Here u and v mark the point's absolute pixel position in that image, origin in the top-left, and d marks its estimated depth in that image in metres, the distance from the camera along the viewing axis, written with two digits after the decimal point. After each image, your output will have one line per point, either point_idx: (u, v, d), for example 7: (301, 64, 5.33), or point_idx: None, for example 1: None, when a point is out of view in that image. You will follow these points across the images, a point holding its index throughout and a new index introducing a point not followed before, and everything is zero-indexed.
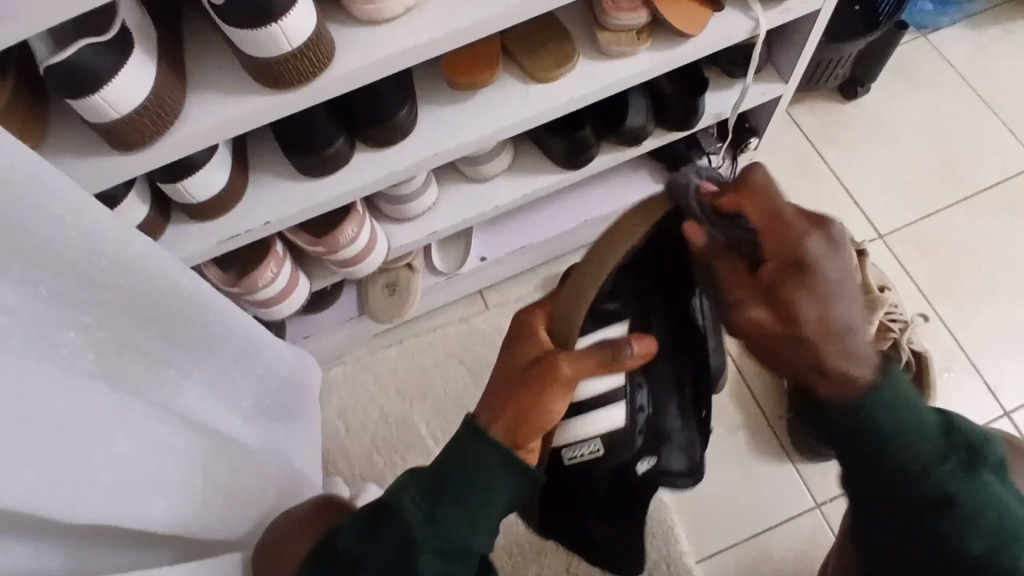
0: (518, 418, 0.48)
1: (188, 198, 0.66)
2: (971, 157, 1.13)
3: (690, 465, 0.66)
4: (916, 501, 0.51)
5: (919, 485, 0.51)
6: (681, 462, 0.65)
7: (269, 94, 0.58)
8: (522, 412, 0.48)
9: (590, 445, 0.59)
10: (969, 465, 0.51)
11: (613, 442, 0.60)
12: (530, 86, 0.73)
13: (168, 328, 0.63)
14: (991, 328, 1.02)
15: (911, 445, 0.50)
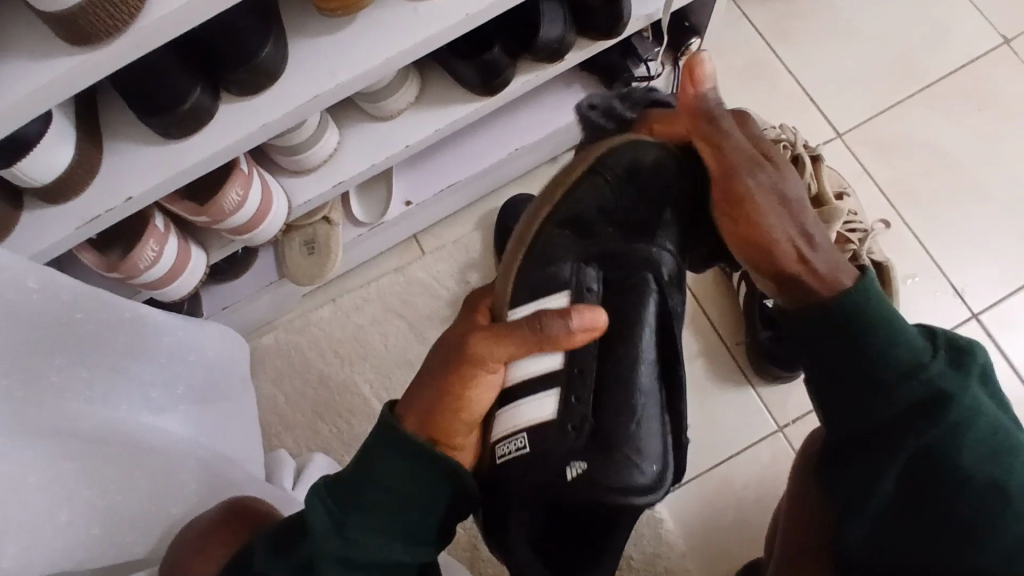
0: (442, 405, 0.49)
1: (32, 181, 0.57)
2: (936, 38, 1.03)
3: (655, 479, 0.56)
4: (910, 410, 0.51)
5: (900, 401, 0.50)
6: (645, 471, 0.55)
7: (87, 48, 0.47)
8: (445, 395, 0.48)
9: (517, 442, 0.57)
10: (956, 369, 0.51)
11: (548, 441, 0.57)
12: (421, 3, 0.62)
13: (47, 339, 0.55)
14: (957, 226, 0.96)
15: (887, 333, 0.50)
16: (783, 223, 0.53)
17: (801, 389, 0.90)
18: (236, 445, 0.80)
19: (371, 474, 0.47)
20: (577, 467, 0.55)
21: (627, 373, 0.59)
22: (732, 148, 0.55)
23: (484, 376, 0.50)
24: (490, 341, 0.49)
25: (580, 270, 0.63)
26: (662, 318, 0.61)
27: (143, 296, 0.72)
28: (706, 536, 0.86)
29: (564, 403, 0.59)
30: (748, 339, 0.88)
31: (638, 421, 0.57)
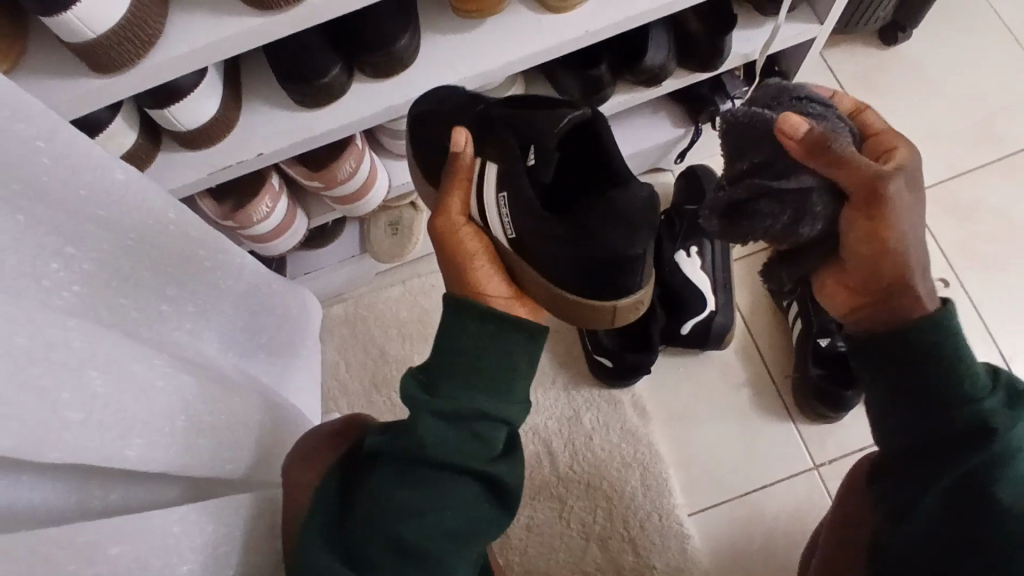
0: (458, 276, 0.55)
1: (177, 125, 0.63)
2: (1017, 113, 1.05)
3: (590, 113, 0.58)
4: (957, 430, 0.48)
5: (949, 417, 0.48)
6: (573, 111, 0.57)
7: (259, 13, 0.54)
8: (453, 259, 0.55)
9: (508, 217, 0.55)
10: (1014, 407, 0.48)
11: (522, 190, 0.54)
12: (544, 17, 0.68)
13: (163, 265, 0.61)
14: (1015, 296, 0.98)
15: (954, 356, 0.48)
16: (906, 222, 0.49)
17: (843, 433, 0.92)
18: (300, 400, 0.85)
19: (454, 336, 0.51)
20: (530, 153, 0.57)
21: (527, 106, 0.59)
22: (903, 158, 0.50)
23: (456, 225, 0.55)
24: (443, 215, 0.55)
25: (492, 126, 0.58)
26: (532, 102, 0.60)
27: (248, 246, 0.79)
28: (730, 560, 0.88)
29: (503, 156, 0.56)
30: (797, 375, 0.91)
31: (556, 113, 0.57)
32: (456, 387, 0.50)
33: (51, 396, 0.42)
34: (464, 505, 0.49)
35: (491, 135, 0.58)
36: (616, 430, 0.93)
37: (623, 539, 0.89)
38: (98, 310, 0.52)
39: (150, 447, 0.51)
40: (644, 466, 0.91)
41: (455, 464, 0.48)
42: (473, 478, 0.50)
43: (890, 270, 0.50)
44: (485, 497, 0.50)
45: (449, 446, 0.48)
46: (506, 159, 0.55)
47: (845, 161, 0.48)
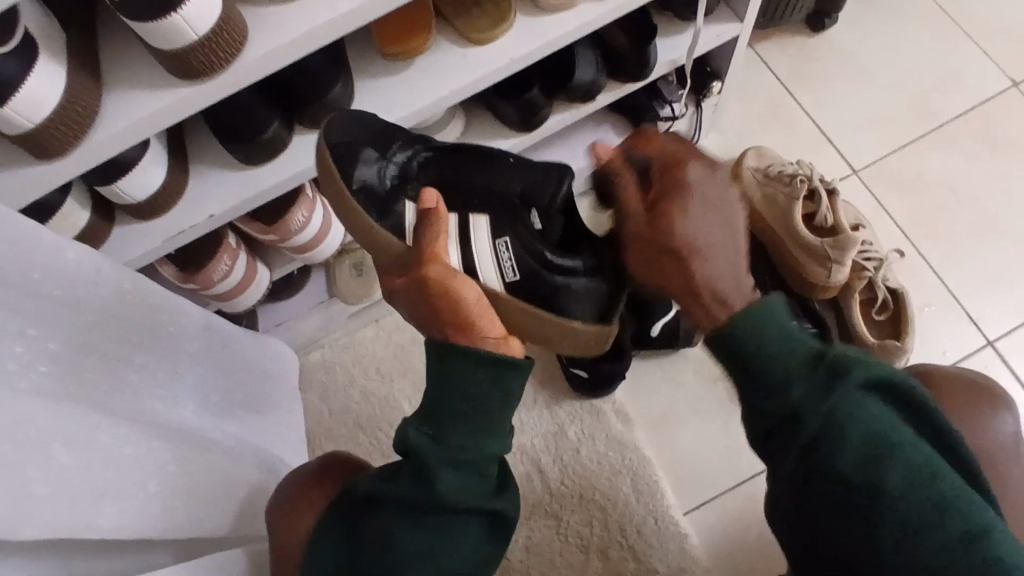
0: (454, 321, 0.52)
1: (127, 199, 0.65)
2: (945, 81, 1.09)
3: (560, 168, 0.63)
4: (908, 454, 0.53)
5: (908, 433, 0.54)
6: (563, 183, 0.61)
7: (190, 84, 0.56)
8: (443, 306, 0.52)
9: (509, 271, 0.58)
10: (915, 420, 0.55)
11: (529, 250, 0.59)
12: (469, 50, 0.71)
13: (127, 335, 0.62)
14: (969, 256, 1.01)
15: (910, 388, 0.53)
16: (708, 234, 0.50)
17: None
18: (285, 449, 0.86)
19: (453, 387, 0.52)
20: (536, 215, 0.62)
21: (493, 166, 0.63)
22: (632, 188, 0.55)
23: (451, 273, 0.53)
24: (433, 264, 0.53)
25: (475, 193, 0.61)
26: (489, 156, 0.63)
27: (213, 306, 0.80)
28: (730, 555, 0.89)
29: (500, 218, 0.59)
30: None
31: (547, 178, 0.61)
32: (466, 439, 0.52)
33: (21, 475, 0.43)
34: (470, 540, 0.53)
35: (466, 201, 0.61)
36: (602, 441, 0.94)
37: (623, 547, 0.89)
38: (71, 384, 0.54)
39: (127, 515, 0.52)
40: (633, 472, 0.92)
41: (465, 508, 0.52)
42: (475, 513, 0.53)
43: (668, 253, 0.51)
44: (484, 528, 0.54)
45: (461, 493, 0.52)
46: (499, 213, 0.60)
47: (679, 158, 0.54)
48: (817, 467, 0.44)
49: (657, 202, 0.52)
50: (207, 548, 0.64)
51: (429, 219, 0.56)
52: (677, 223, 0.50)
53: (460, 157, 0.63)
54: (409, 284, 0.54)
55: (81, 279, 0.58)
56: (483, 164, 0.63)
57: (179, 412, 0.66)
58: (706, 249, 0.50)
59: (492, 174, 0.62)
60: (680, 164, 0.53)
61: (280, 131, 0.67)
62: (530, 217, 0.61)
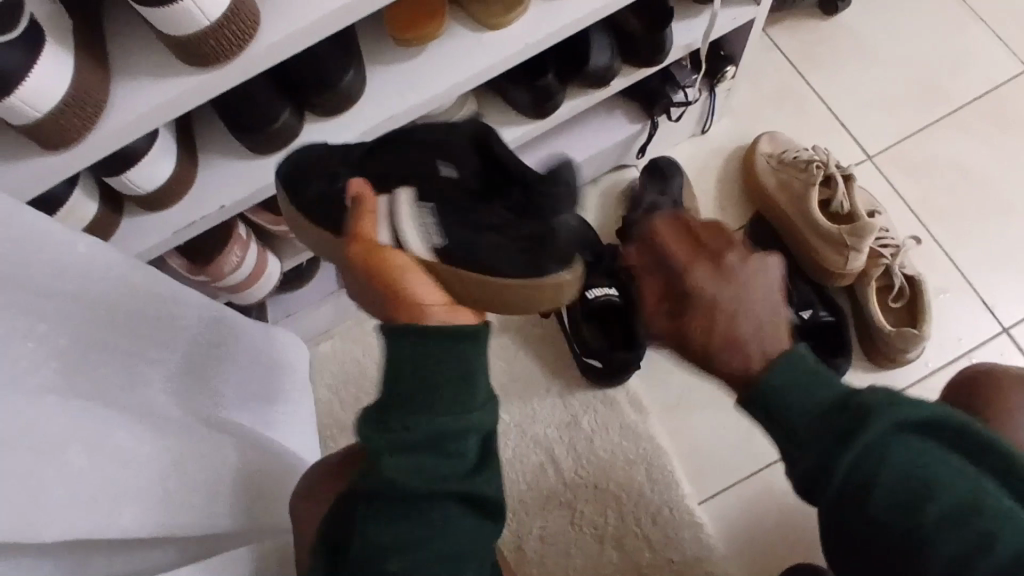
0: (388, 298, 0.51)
1: (136, 190, 0.63)
2: (959, 64, 1.08)
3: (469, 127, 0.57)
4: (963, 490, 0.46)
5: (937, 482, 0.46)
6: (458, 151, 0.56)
7: (200, 72, 0.55)
8: (387, 289, 0.51)
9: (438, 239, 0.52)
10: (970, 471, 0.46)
11: (457, 212, 0.54)
12: (482, 35, 0.69)
13: (140, 329, 0.61)
14: (985, 243, 1.00)
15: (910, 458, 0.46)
16: (747, 330, 0.53)
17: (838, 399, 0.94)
18: (298, 442, 0.85)
19: (404, 372, 0.50)
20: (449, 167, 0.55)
21: (414, 143, 0.57)
22: (700, 275, 0.55)
23: (385, 248, 0.51)
24: (369, 247, 0.51)
25: (398, 177, 0.55)
26: (403, 137, 0.58)
27: (223, 299, 0.79)
28: (746, 544, 0.89)
29: (425, 192, 0.54)
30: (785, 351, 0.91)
31: (457, 144, 0.56)
32: (417, 422, 0.49)
33: (37, 475, 0.42)
34: (446, 524, 0.49)
35: (393, 178, 0.55)
36: (616, 430, 0.93)
37: (638, 536, 0.89)
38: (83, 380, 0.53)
39: (144, 513, 0.51)
40: (648, 461, 0.92)
41: (428, 491, 0.48)
42: (450, 499, 0.50)
43: (710, 338, 0.54)
44: (467, 514, 0.51)
45: (418, 478, 0.48)
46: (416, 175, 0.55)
47: (685, 264, 0.56)
48: (849, 513, 0.46)
49: (689, 290, 0.55)
50: (223, 544, 0.63)
51: (355, 206, 0.52)
52: (717, 323, 0.54)
53: (388, 147, 0.58)
54: (354, 274, 0.52)
55: (90, 272, 0.56)
56: (396, 147, 0.57)
57: (195, 407, 0.66)
58: (744, 335, 0.53)
59: (409, 145, 0.57)
60: (690, 267, 0.55)
61: (292, 119, 0.66)
62: (443, 171, 0.55)
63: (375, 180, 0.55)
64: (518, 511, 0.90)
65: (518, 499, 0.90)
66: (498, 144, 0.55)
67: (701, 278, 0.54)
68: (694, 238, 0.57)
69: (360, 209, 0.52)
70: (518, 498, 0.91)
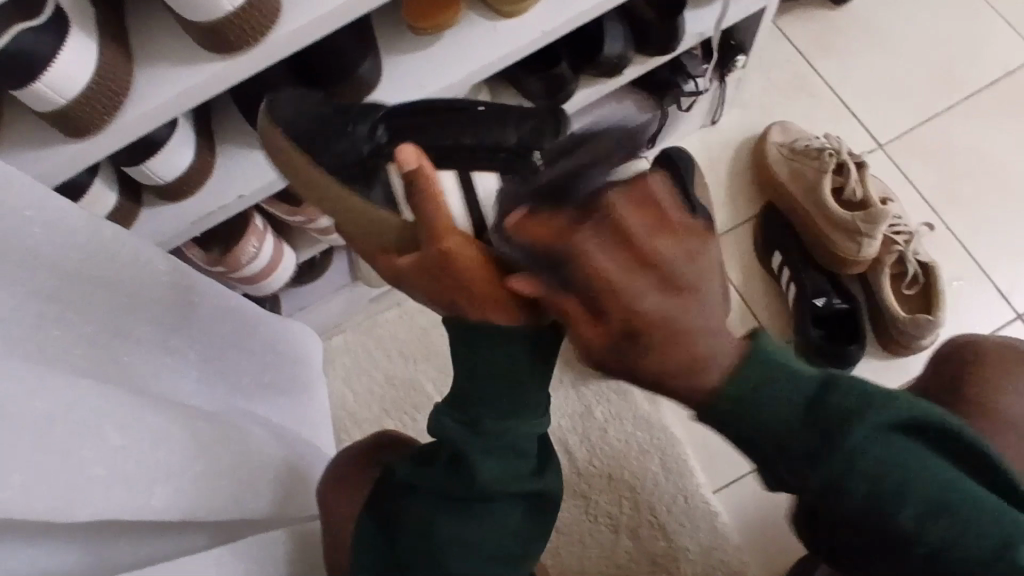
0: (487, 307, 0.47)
1: (156, 179, 0.63)
2: (971, 53, 1.08)
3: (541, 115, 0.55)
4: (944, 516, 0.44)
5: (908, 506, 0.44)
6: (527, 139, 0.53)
7: (223, 59, 0.55)
8: (458, 277, 0.46)
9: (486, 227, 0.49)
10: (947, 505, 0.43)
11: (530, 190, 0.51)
12: (498, 23, 0.69)
13: (162, 317, 0.62)
14: (998, 231, 1.00)
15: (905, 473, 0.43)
16: (696, 347, 0.42)
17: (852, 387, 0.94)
18: (314, 433, 0.86)
19: (479, 376, 0.49)
20: (535, 153, 0.51)
21: (469, 125, 0.55)
22: (665, 248, 0.40)
23: (466, 241, 0.46)
24: (444, 232, 0.46)
25: (461, 151, 0.54)
26: (456, 112, 0.57)
27: (240, 290, 0.79)
28: (761, 533, 0.89)
29: (498, 173, 0.52)
30: (799, 338, 0.91)
31: (512, 126, 0.54)
32: (502, 430, 0.50)
33: (70, 454, 0.43)
34: (509, 523, 0.51)
35: (458, 157, 0.53)
36: (629, 421, 0.93)
37: (654, 525, 0.89)
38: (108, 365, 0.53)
39: (171, 496, 0.51)
40: (662, 451, 0.92)
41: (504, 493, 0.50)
42: (516, 496, 0.52)
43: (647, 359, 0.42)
44: (529, 507, 0.53)
45: (498, 478, 0.50)
46: (508, 166, 0.52)
47: (599, 262, 0.40)
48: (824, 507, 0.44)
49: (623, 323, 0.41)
50: (243, 530, 0.64)
51: (417, 180, 0.47)
52: (675, 337, 0.41)
53: (429, 119, 0.57)
54: (415, 262, 0.48)
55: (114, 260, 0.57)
56: (457, 128, 0.56)
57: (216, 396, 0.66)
58: (702, 343, 0.42)
59: (469, 128, 0.55)
60: (602, 275, 0.40)
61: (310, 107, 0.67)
62: (511, 152, 0.54)
63: (436, 151, 0.54)
64: None
65: None
66: (563, 135, 0.53)
67: (631, 283, 0.40)
68: (644, 251, 0.40)
69: (433, 187, 0.47)
70: None
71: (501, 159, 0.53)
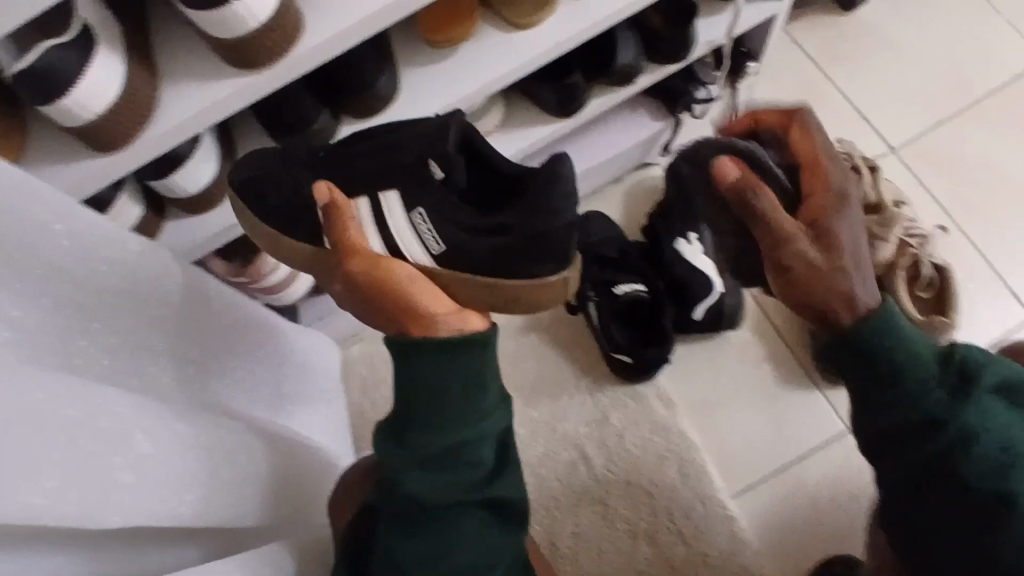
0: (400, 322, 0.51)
1: (180, 192, 0.65)
2: (982, 56, 1.08)
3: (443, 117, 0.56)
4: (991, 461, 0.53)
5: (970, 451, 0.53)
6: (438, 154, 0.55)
7: (245, 75, 0.57)
8: (384, 297, 0.51)
9: (428, 237, 0.55)
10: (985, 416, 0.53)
11: (444, 209, 0.55)
12: (512, 35, 0.71)
13: (186, 327, 0.63)
14: (1012, 235, 1.00)
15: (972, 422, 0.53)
16: (846, 268, 0.52)
17: None
18: (332, 442, 0.87)
19: (417, 392, 0.51)
20: (436, 166, 0.55)
21: (387, 140, 0.58)
22: (823, 188, 0.54)
23: (370, 259, 0.51)
24: (356, 258, 0.51)
25: (373, 172, 0.57)
26: (392, 129, 0.59)
27: (260, 300, 0.81)
28: (780, 538, 0.89)
29: (411, 187, 0.56)
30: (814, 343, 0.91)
31: (438, 130, 0.55)
32: (434, 435, 0.51)
33: (99, 460, 0.44)
34: (469, 532, 0.52)
35: (367, 173, 0.57)
36: (646, 426, 0.93)
37: (671, 531, 0.89)
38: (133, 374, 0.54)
39: (195, 500, 0.52)
40: (678, 457, 0.92)
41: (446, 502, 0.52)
42: (469, 504, 0.53)
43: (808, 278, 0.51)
44: (488, 517, 0.54)
45: (442, 490, 0.51)
46: (407, 181, 0.56)
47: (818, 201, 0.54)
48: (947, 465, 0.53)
49: (816, 224, 0.53)
50: (265, 536, 0.64)
51: (330, 216, 0.53)
52: (832, 244, 0.52)
53: (366, 139, 0.60)
54: (351, 292, 0.52)
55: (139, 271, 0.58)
56: (375, 144, 0.58)
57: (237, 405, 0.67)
58: (849, 264, 0.52)
59: (388, 141, 0.57)
60: (817, 204, 0.54)
61: (329, 121, 0.68)
62: (430, 168, 0.55)
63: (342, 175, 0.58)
64: (551, 508, 0.90)
65: (551, 496, 0.91)
66: (452, 145, 0.55)
67: (828, 197, 0.54)
68: (804, 159, 0.56)
69: (336, 222, 0.53)
70: (550, 495, 0.91)
71: (409, 172, 0.56)
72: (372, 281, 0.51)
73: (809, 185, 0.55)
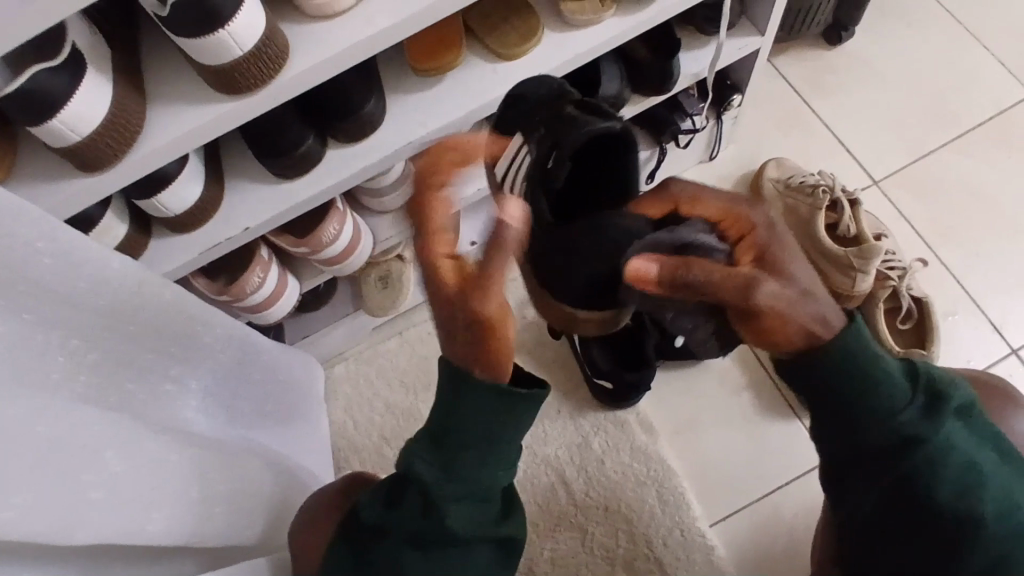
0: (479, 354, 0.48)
1: (166, 212, 0.66)
2: (964, 90, 1.10)
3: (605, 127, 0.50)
4: (966, 481, 0.54)
5: (947, 476, 0.54)
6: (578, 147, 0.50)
7: (231, 100, 0.58)
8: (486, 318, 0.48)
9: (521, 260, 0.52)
10: (937, 416, 0.53)
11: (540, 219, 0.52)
12: (497, 65, 0.72)
13: (166, 345, 0.63)
14: (993, 267, 1.01)
15: (946, 446, 0.54)
16: (795, 307, 0.47)
17: None
18: (311, 461, 0.87)
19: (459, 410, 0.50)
20: (530, 163, 0.51)
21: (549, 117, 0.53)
22: (748, 225, 0.47)
23: (489, 273, 0.47)
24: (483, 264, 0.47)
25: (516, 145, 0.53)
26: (565, 104, 0.53)
27: (244, 318, 0.81)
28: (757, 566, 0.89)
29: (531, 185, 0.51)
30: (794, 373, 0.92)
31: (581, 127, 0.50)
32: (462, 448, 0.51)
33: (73, 476, 0.44)
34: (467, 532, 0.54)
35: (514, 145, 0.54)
36: (627, 451, 0.94)
37: (649, 558, 0.89)
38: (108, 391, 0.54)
39: (167, 520, 0.52)
40: (658, 483, 0.92)
41: (459, 506, 0.53)
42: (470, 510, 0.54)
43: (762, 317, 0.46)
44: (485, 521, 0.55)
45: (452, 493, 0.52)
46: (533, 172, 0.51)
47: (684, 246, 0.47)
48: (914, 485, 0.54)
49: (758, 265, 0.47)
50: (237, 556, 0.64)
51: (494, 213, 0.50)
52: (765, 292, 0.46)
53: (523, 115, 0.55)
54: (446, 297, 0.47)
55: None
56: (534, 119, 0.54)
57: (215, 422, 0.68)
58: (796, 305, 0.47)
59: (537, 125, 0.53)
60: (745, 237, 0.48)
61: (315, 145, 0.69)
62: (532, 165, 0.51)
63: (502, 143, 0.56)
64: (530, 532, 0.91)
65: (530, 520, 0.91)
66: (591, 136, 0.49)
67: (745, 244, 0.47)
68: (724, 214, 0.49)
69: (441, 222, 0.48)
70: (530, 519, 0.91)
71: (540, 167, 0.51)
72: (469, 297, 0.47)
73: (734, 229, 0.48)
